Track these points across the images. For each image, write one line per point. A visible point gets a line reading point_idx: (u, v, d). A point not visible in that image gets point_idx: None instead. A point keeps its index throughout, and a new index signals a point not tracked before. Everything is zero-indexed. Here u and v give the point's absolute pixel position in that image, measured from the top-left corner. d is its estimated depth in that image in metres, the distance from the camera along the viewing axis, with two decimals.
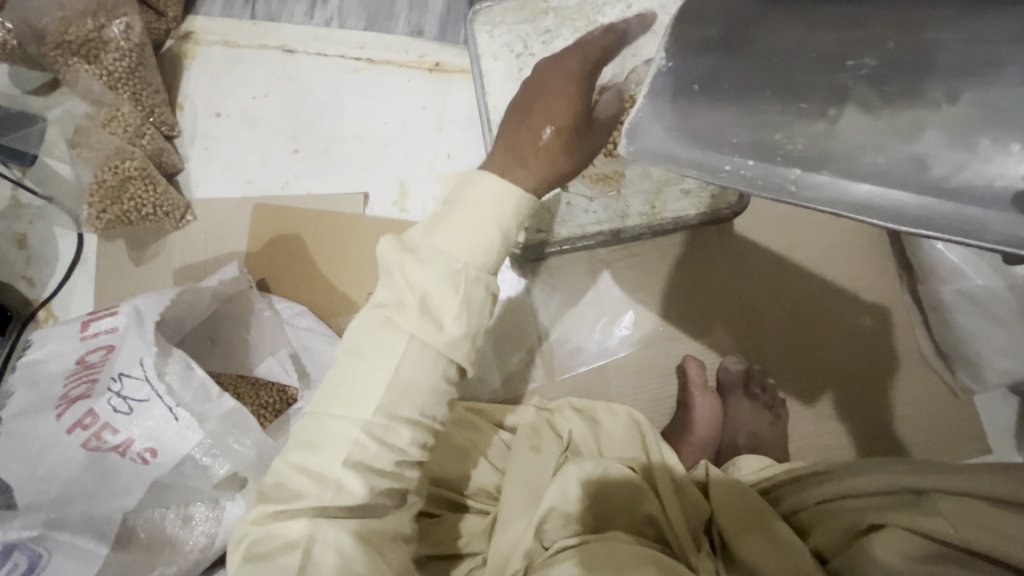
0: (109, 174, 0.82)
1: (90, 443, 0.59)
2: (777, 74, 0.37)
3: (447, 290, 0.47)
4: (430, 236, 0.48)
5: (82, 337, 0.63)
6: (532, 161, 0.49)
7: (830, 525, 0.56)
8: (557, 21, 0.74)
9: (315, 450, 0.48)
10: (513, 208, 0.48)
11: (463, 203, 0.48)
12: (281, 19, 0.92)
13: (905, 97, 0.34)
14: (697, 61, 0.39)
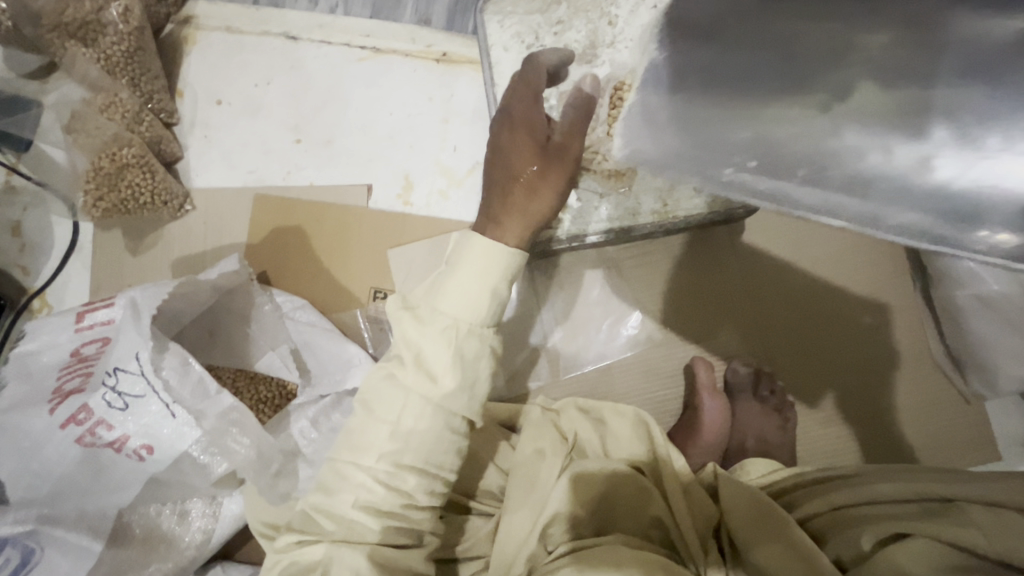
0: (106, 161, 0.80)
1: (84, 439, 0.57)
2: None
3: (440, 346, 0.49)
4: (428, 297, 0.51)
5: (77, 328, 0.61)
6: (508, 221, 0.53)
7: (844, 536, 0.54)
8: (570, 12, 0.72)
9: (328, 494, 0.50)
10: (498, 267, 0.51)
11: (454, 267, 0.51)
12: (284, 5, 0.90)
13: None
14: None
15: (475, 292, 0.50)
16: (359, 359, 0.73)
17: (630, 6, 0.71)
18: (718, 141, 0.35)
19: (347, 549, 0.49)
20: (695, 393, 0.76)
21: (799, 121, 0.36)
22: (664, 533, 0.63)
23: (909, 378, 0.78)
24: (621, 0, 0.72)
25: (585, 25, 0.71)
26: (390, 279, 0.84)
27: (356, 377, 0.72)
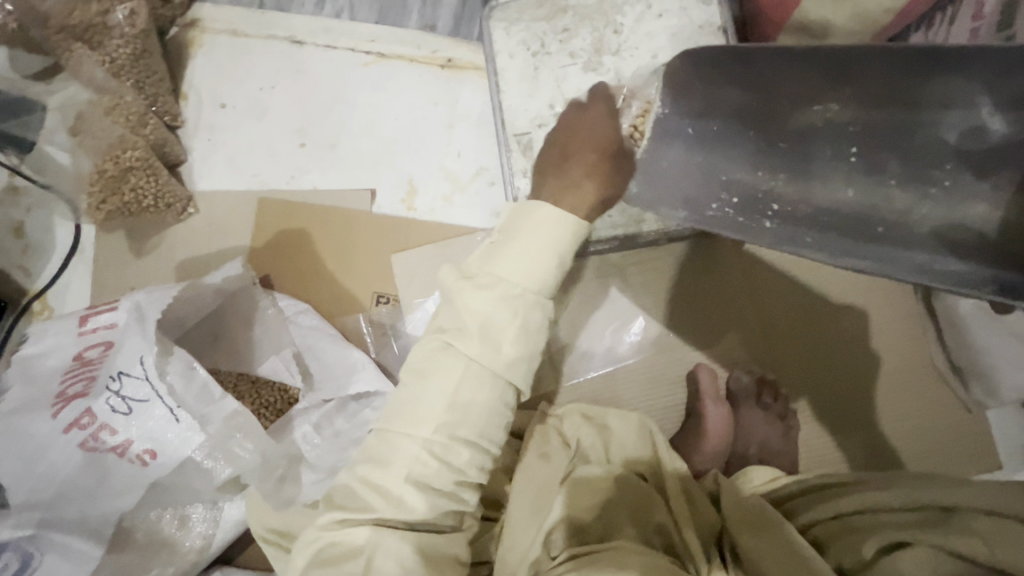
0: (110, 164, 0.79)
1: (87, 443, 0.56)
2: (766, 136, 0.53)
3: (505, 315, 0.50)
4: (485, 264, 0.52)
5: (80, 333, 0.61)
6: (576, 186, 0.56)
7: (846, 543, 0.53)
8: (576, 20, 0.72)
9: (382, 465, 0.50)
10: (570, 235, 0.52)
11: (518, 234, 0.52)
12: (290, 9, 0.90)
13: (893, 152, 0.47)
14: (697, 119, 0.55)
15: (536, 264, 0.51)
16: (363, 364, 0.71)
17: (637, 13, 0.71)
18: (706, 186, 0.51)
19: (391, 534, 0.48)
20: (698, 399, 0.76)
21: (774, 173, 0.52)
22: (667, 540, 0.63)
23: (911, 388, 0.78)
24: (627, 8, 0.72)
25: (591, 33, 0.72)
26: (393, 284, 0.84)
27: (360, 382, 0.70)
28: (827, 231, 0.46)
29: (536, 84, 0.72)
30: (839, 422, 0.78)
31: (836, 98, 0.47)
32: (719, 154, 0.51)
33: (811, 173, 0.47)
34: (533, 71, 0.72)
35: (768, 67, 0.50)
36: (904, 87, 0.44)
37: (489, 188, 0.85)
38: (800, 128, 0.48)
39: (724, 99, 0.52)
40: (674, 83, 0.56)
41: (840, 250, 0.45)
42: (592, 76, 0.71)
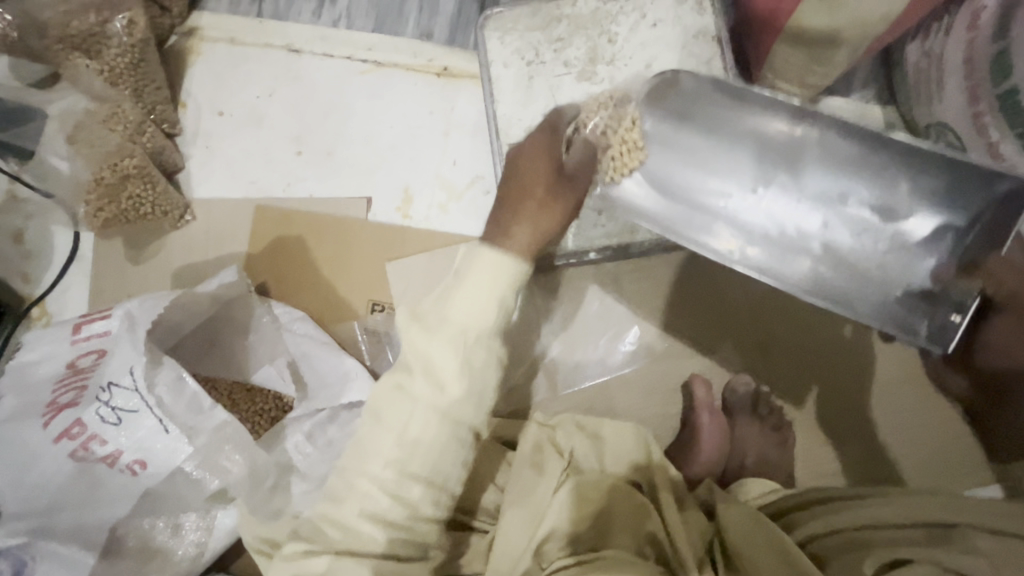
0: (108, 171, 0.80)
1: (77, 453, 0.57)
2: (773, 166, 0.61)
3: (450, 354, 0.51)
4: (436, 306, 0.53)
5: (74, 341, 0.61)
6: (513, 231, 0.54)
7: (844, 559, 0.53)
8: (570, 29, 0.72)
9: (339, 502, 0.52)
10: (507, 279, 0.52)
11: (463, 278, 0.52)
12: (288, 18, 0.90)
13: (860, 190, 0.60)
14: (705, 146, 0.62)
15: (478, 307, 0.51)
16: (357, 372, 0.71)
17: (631, 23, 0.71)
18: (700, 209, 0.62)
19: (349, 564, 0.50)
20: (693, 410, 0.75)
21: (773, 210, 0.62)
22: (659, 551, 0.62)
23: (903, 402, 0.77)
24: (622, 17, 0.72)
25: (585, 42, 0.72)
26: (388, 292, 0.84)
27: (353, 390, 0.71)
28: (787, 250, 0.60)
29: (530, 94, 0.72)
30: (834, 434, 0.77)
31: (816, 152, 0.60)
32: (721, 186, 0.63)
33: (784, 213, 0.61)
34: (527, 80, 0.72)
35: (769, 110, 0.60)
36: (875, 160, 0.59)
37: (485, 196, 0.85)
38: (772, 176, 0.62)
39: (726, 149, 0.62)
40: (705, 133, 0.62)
41: (780, 256, 0.60)
42: (586, 86, 0.71)
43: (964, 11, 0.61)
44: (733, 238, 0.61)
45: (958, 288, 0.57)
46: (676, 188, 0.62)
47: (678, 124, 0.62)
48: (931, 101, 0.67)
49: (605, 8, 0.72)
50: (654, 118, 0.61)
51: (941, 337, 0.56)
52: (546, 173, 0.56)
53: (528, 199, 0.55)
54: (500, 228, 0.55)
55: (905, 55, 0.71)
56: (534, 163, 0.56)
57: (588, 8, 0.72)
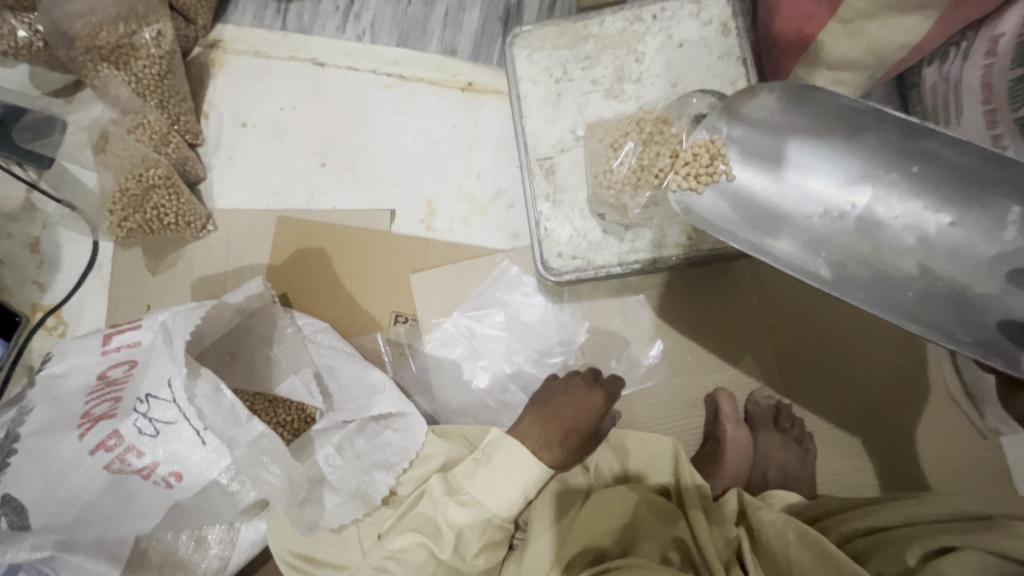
0: (133, 181, 0.80)
1: (113, 465, 0.56)
2: (842, 166, 0.52)
3: (475, 532, 0.66)
4: (467, 481, 0.67)
5: (103, 351, 0.60)
6: (554, 448, 0.70)
7: (886, 551, 0.56)
8: (597, 49, 0.74)
9: None
10: (535, 478, 0.67)
11: (495, 460, 0.67)
12: (312, 32, 0.91)
13: (954, 200, 0.49)
14: (760, 145, 0.55)
15: (506, 497, 0.66)
16: (383, 385, 0.69)
17: (658, 43, 0.73)
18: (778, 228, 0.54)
19: None
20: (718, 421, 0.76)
21: (844, 222, 0.52)
22: (686, 555, 0.64)
23: (936, 415, 0.77)
24: (648, 38, 0.73)
25: (612, 61, 0.73)
26: (411, 303, 0.84)
27: (381, 404, 0.68)
28: (876, 274, 0.51)
29: (558, 111, 0.74)
30: (857, 446, 0.78)
31: (916, 171, 0.50)
32: (799, 200, 0.53)
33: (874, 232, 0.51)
34: (555, 98, 0.74)
35: (850, 129, 0.52)
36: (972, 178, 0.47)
37: (509, 210, 0.85)
38: (862, 196, 0.51)
39: (818, 158, 0.53)
40: (760, 135, 0.55)
41: (875, 281, 0.51)
42: (614, 104, 0.73)
43: (983, 38, 0.63)
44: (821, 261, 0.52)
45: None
46: (761, 205, 0.55)
47: (757, 135, 0.55)
48: (950, 123, 0.69)
49: (631, 29, 0.74)
50: (734, 127, 0.56)
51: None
52: (590, 418, 0.73)
53: (572, 432, 0.72)
54: (544, 438, 0.70)
55: (923, 78, 0.74)
56: (581, 413, 0.73)
57: (615, 29, 0.74)
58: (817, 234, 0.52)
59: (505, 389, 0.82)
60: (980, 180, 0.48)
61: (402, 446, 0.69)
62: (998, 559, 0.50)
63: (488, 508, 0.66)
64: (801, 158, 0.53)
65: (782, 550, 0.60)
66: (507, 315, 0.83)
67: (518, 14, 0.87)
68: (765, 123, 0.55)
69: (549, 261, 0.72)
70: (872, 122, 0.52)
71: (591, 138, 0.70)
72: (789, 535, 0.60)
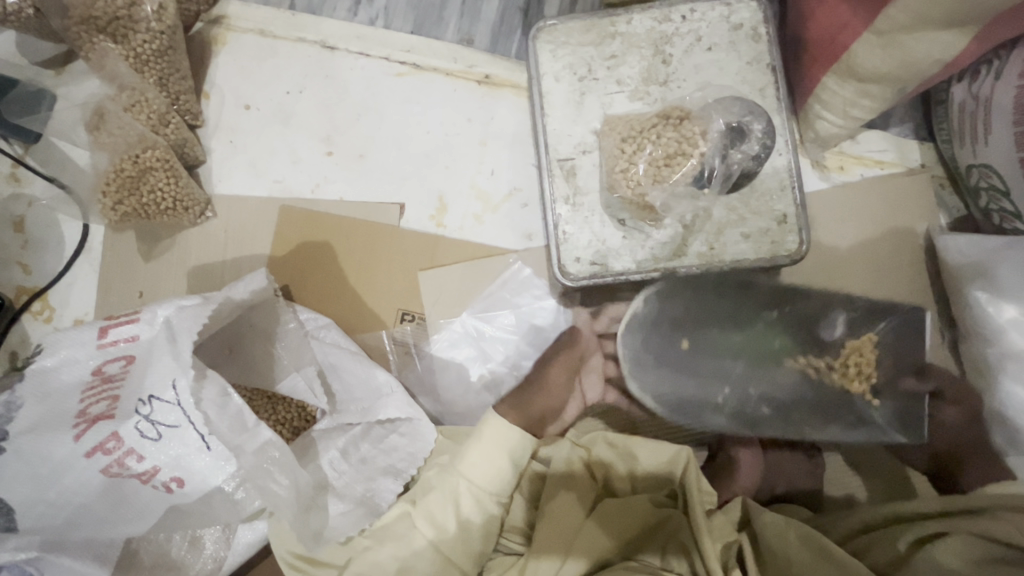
0: (129, 163, 0.77)
1: (111, 468, 0.53)
2: (716, 322, 0.76)
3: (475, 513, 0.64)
4: (459, 464, 0.65)
5: (100, 344, 0.56)
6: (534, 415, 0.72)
7: (880, 544, 0.58)
8: (624, 47, 0.71)
9: None
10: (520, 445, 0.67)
11: (485, 442, 0.66)
12: (322, 12, 0.87)
13: (821, 320, 0.76)
14: (666, 335, 0.75)
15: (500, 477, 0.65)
16: (391, 389, 0.67)
17: (686, 46, 0.71)
18: (729, 430, 0.76)
19: None
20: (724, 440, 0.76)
21: (738, 364, 0.75)
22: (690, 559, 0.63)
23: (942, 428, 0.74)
24: (676, 39, 0.71)
25: (639, 62, 0.71)
26: (418, 302, 0.82)
27: (388, 407, 0.67)
28: (795, 392, 0.75)
29: (581, 110, 0.71)
30: (853, 458, 0.77)
31: (775, 315, 0.76)
32: (706, 388, 0.75)
33: (757, 370, 0.75)
34: (578, 96, 0.71)
35: (714, 304, 0.75)
36: (824, 287, 0.77)
37: (523, 209, 0.82)
38: (749, 357, 0.76)
39: (702, 360, 0.75)
40: (658, 324, 0.75)
41: (785, 396, 0.75)
42: (638, 105, 0.71)
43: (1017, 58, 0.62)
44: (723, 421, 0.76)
45: (918, 393, 0.73)
46: (682, 403, 0.75)
47: (667, 344, 0.75)
48: (976, 143, 0.69)
49: (660, 29, 0.71)
50: (642, 304, 0.74)
51: (902, 425, 0.74)
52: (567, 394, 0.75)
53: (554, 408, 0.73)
54: (526, 409, 0.71)
55: (950, 95, 0.72)
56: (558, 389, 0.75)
57: (643, 28, 0.72)
58: (720, 386, 0.75)
59: (512, 392, 0.80)
60: (811, 301, 0.77)
61: (409, 452, 0.67)
62: (986, 543, 0.53)
63: (475, 483, 0.64)
64: (683, 326, 0.75)
65: (782, 548, 0.60)
66: (518, 317, 0.81)
67: (539, 5, 0.83)
68: (663, 322, 0.75)
69: (566, 265, 0.70)
70: (729, 282, 0.76)
71: (608, 135, 0.67)
72: (790, 536, 0.60)
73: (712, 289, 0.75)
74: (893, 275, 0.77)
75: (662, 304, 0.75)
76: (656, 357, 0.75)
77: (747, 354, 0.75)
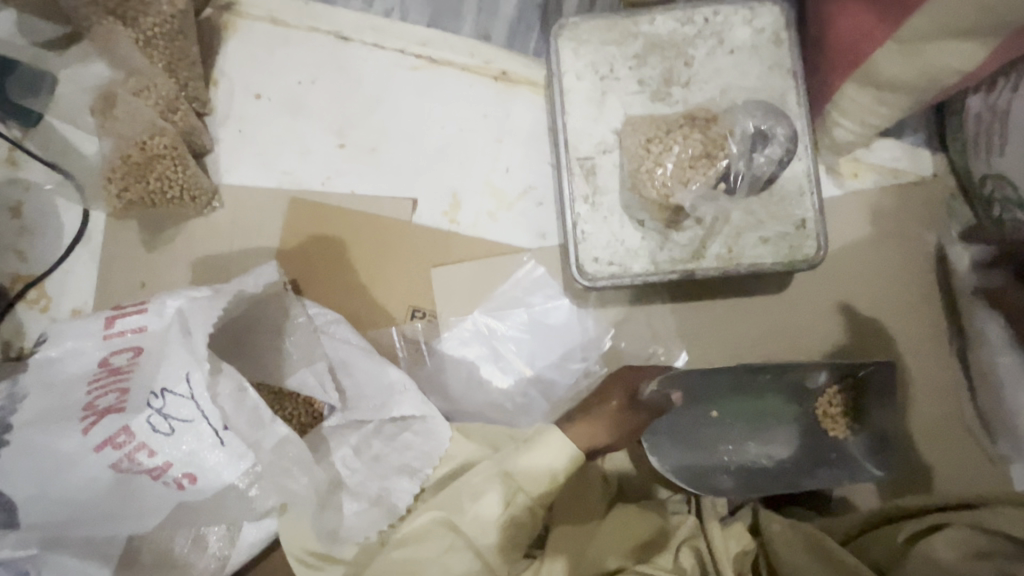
0: (136, 149, 0.75)
1: (121, 464, 0.51)
2: (704, 390, 0.71)
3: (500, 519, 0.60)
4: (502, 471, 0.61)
5: (105, 335, 0.54)
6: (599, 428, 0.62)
7: (880, 539, 0.61)
8: (646, 48, 0.71)
9: None
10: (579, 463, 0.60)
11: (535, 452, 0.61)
12: (336, 2, 0.85)
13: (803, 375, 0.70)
14: (677, 452, 0.71)
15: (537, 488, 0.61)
16: (404, 386, 0.67)
17: (709, 48, 0.71)
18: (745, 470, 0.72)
19: None
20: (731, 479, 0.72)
21: (735, 421, 0.72)
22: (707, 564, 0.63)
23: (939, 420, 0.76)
24: (699, 41, 0.71)
25: (660, 63, 0.71)
26: (429, 299, 0.80)
27: (403, 406, 0.66)
28: (793, 439, 0.72)
29: (602, 109, 0.71)
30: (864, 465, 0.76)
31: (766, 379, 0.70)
32: (713, 439, 0.72)
33: (756, 431, 0.72)
34: (599, 95, 0.71)
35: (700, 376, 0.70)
36: (818, 337, 0.78)
37: (538, 207, 0.81)
38: (746, 404, 0.73)
39: (702, 416, 0.72)
40: (670, 441, 0.72)
41: (790, 444, 0.72)
42: (660, 107, 0.71)
43: None
44: (732, 482, 0.70)
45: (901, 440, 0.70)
46: (694, 463, 0.71)
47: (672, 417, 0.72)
48: (990, 153, 0.70)
49: (682, 31, 0.71)
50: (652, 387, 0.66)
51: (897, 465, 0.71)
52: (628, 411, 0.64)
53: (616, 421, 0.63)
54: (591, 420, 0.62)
55: (965, 107, 0.72)
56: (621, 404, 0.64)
57: (666, 29, 0.71)
58: (724, 438, 0.72)
59: (524, 392, 0.79)
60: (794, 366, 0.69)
61: (422, 450, 0.67)
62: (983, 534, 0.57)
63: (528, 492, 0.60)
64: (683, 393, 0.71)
65: (789, 556, 0.61)
66: (531, 317, 0.80)
67: (557, 3, 0.83)
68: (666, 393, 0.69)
69: (584, 264, 0.69)
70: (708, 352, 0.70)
71: (632, 135, 0.67)
72: (795, 540, 0.61)
73: (710, 335, 0.79)
74: (891, 303, 0.78)
75: (663, 435, 0.71)
76: (662, 426, 0.72)
77: (745, 413, 0.72)
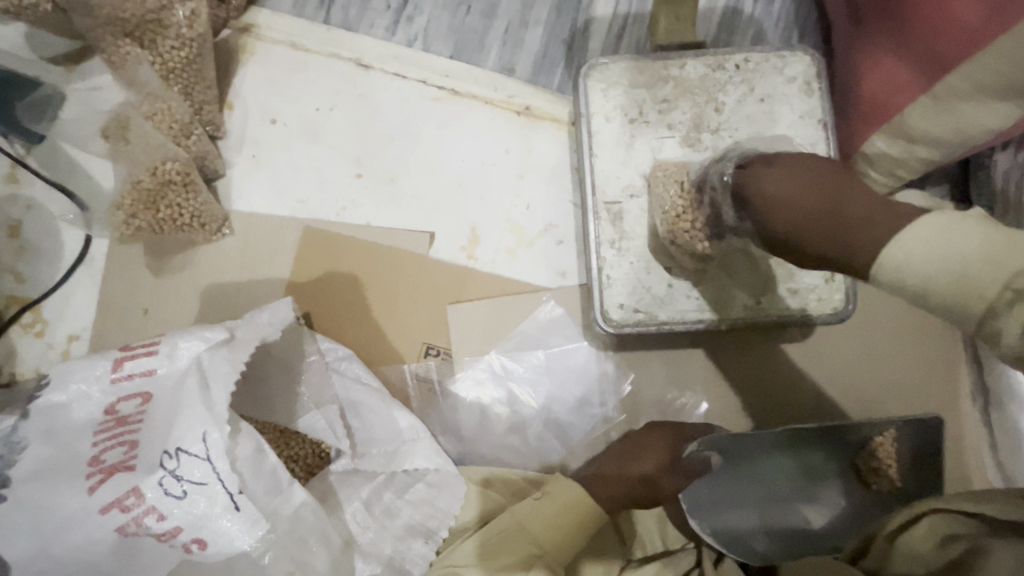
0: (147, 175, 0.73)
1: (127, 527, 0.48)
2: (744, 452, 0.70)
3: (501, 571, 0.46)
4: None
5: (112, 380, 0.50)
6: None
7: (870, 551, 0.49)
8: (677, 92, 0.70)
9: None
10: None
11: None
12: (358, 30, 0.83)
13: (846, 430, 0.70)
14: (715, 521, 0.69)
15: None
16: (416, 436, 0.63)
17: (739, 95, 0.70)
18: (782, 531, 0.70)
19: None
20: (769, 541, 0.69)
21: (779, 480, 0.71)
22: None
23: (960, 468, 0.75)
24: (729, 88, 0.70)
25: (691, 107, 0.70)
26: (445, 336, 0.78)
27: (415, 458, 0.63)
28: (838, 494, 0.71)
29: (630, 153, 0.70)
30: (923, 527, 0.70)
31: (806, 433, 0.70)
32: (750, 504, 0.70)
33: (797, 487, 0.71)
34: (627, 138, 0.70)
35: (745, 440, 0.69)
36: (847, 391, 0.77)
37: (558, 246, 0.80)
38: (786, 463, 0.71)
39: (740, 480, 0.70)
40: (705, 508, 0.69)
41: (831, 498, 0.71)
42: (689, 152, 0.70)
43: None
44: (767, 544, 0.69)
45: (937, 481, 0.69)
46: (730, 528, 0.69)
47: (713, 489, 0.70)
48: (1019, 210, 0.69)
49: (713, 76, 0.70)
50: None
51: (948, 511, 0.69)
52: None
53: None
54: None
55: (993, 162, 0.73)
56: None
57: (696, 73, 0.70)
58: (765, 497, 0.70)
59: (539, 435, 0.77)
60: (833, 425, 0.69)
61: (437, 507, 0.64)
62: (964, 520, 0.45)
63: None
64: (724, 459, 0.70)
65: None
66: (549, 358, 0.78)
67: (583, 41, 0.82)
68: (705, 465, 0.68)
69: (609, 311, 0.68)
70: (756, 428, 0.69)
71: (660, 180, 0.66)
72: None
73: (732, 382, 0.77)
74: (915, 354, 0.77)
75: (702, 500, 0.70)
76: (705, 493, 0.70)
77: (784, 470, 0.71)
